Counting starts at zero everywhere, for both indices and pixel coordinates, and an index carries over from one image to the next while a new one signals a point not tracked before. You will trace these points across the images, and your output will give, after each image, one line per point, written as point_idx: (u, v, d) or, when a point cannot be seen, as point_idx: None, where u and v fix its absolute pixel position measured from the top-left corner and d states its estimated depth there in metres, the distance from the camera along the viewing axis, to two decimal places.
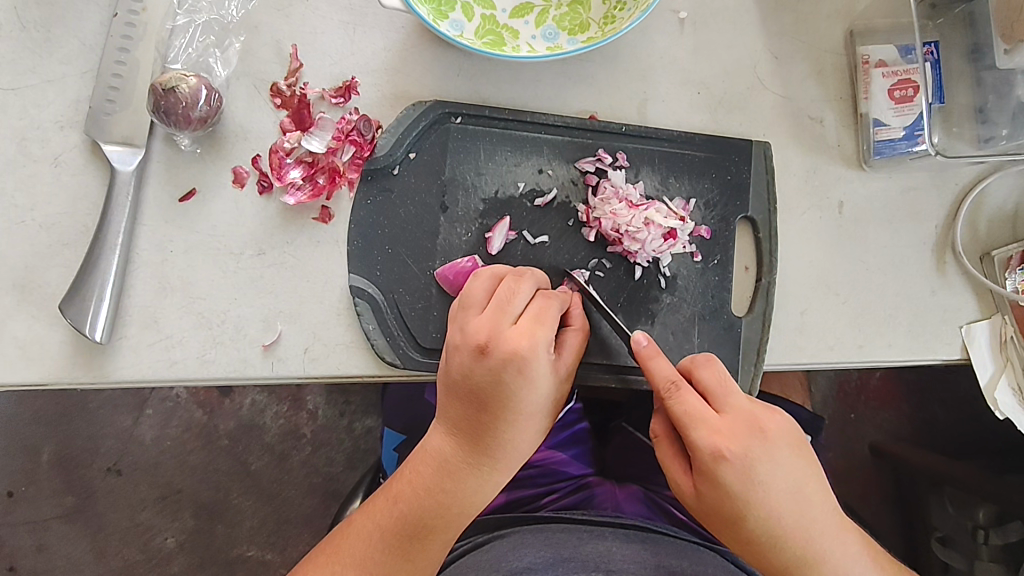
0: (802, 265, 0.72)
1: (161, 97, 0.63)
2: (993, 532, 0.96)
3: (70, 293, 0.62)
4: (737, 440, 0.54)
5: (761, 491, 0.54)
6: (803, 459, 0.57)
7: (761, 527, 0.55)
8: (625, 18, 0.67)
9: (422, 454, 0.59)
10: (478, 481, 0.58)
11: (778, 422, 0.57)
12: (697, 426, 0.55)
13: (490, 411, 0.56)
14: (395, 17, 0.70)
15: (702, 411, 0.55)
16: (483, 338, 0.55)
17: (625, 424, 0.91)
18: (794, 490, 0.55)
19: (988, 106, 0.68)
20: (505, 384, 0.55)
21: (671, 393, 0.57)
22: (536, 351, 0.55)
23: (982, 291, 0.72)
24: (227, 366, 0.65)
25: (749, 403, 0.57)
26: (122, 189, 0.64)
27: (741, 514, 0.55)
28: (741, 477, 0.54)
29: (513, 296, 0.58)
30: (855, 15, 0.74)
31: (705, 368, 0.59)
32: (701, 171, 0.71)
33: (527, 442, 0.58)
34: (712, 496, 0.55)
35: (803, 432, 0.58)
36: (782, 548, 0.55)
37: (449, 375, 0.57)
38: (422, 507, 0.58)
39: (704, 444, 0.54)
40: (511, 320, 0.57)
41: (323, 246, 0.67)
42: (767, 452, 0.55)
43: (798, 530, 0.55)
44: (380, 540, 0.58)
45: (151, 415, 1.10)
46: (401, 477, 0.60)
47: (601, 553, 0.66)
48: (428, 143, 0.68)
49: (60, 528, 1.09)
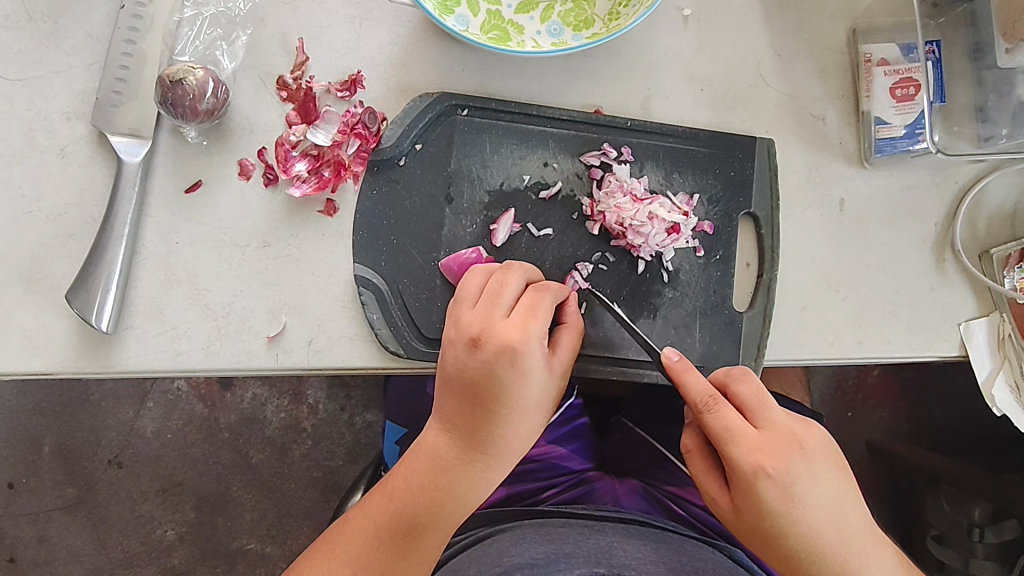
0: (803, 261, 0.72)
1: (168, 88, 0.63)
2: (989, 531, 0.99)
3: (76, 284, 0.63)
4: (778, 456, 0.55)
5: (800, 506, 0.55)
6: (840, 475, 0.58)
7: (800, 542, 0.56)
8: (629, 15, 0.68)
9: (415, 451, 0.60)
10: (470, 478, 0.58)
11: (816, 437, 0.58)
12: (735, 441, 0.55)
13: (482, 404, 0.56)
14: (401, 12, 0.70)
15: (741, 425, 0.56)
16: (476, 331, 0.56)
17: (625, 420, 0.92)
18: (831, 507, 0.57)
19: (988, 106, 0.68)
20: (498, 377, 0.55)
21: (709, 407, 0.57)
22: (528, 343, 0.56)
23: (981, 289, 0.73)
24: (232, 358, 0.66)
25: (786, 418, 0.58)
26: (129, 179, 0.64)
27: (781, 529, 0.56)
28: (782, 493, 0.55)
29: (506, 289, 0.59)
30: (857, 14, 0.74)
31: (741, 382, 0.60)
32: (704, 167, 0.71)
33: (521, 438, 0.58)
34: (753, 511, 0.56)
35: (838, 447, 0.59)
36: (822, 563, 0.57)
37: (444, 370, 0.57)
38: (415, 504, 0.58)
39: (744, 459, 0.55)
40: (504, 312, 0.57)
41: (328, 239, 0.67)
42: (807, 467, 0.56)
43: (837, 547, 0.57)
44: (375, 536, 0.59)
45: (152, 407, 1.11)
46: (394, 475, 0.60)
47: (602, 548, 0.67)
48: (435, 135, 0.68)
49: (62, 519, 1.10)
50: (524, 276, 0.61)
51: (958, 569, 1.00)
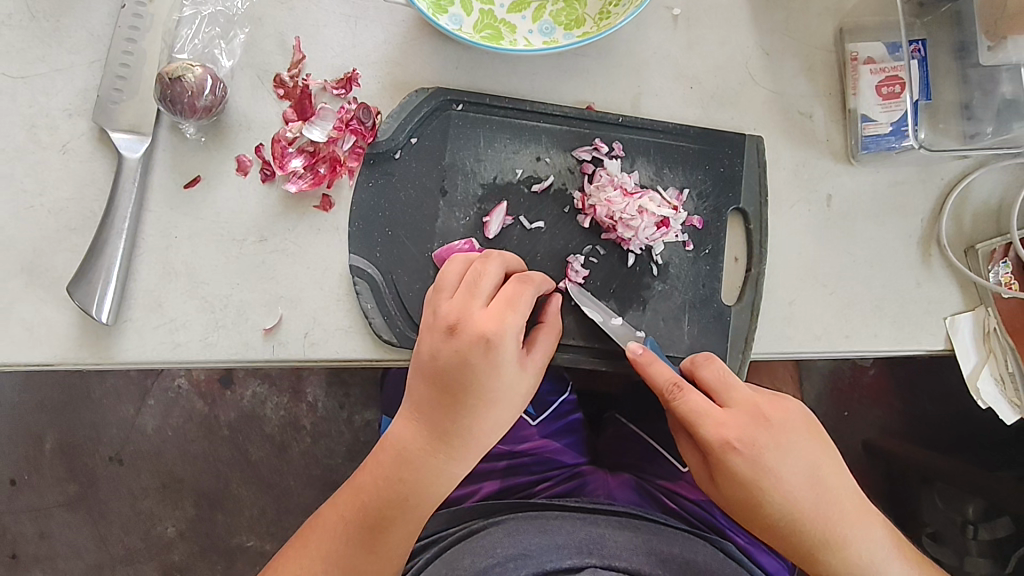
0: (790, 256, 0.73)
1: (167, 85, 0.65)
2: (982, 528, 1.00)
3: (77, 277, 0.64)
4: (741, 430, 0.59)
5: (773, 478, 0.59)
6: (813, 445, 0.61)
7: (779, 512, 0.60)
8: (619, 14, 0.69)
9: (383, 443, 0.61)
10: (436, 469, 0.59)
11: (785, 410, 0.62)
12: (701, 420, 0.59)
13: (451, 393, 0.57)
14: (395, 11, 0.71)
15: (704, 406, 0.59)
16: (453, 320, 0.57)
17: (619, 415, 0.93)
18: (807, 476, 0.60)
19: (974, 103, 0.70)
20: (469, 366, 0.57)
21: (673, 394, 0.60)
22: (504, 336, 0.57)
23: (967, 283, 0.74)
24: (229, 349, 0.67)
25: (752, 394, 0.62)
26: (129, 175, 0.66)
27: (757, 500, 0.59)
28: (751, 464, 0.58)
29: (484, 278, 0.59)
30: (844, 13, 0.75)
31: (705, 367, 0.64)
32: (694, 163, 0.73)
33: (489, 431, 0.60)
34: (726, 484, 0.60)
35: (813, 419, 0.63)
36: (803, 533, 0.60)
37: (419, 357, 0.59)
38: (382, 499, 0.59)
39: (710, 435, 0.59)
40: (482, 303, 0.58)
41: (323, 233, 0.69)
42: (773, 438, 0.60)
43: (817, 514, 0.60)
44: (344, 533, 0.60)
45: (153, 404, 1.12)
46: (363, 468, 0.62)
47: (595, 538, 0.68)
48: (430, 129, 0.70)
49: (62, 515, 1.11)
50: (503, 262, 0.62)
51: (951, 566, 1.02)
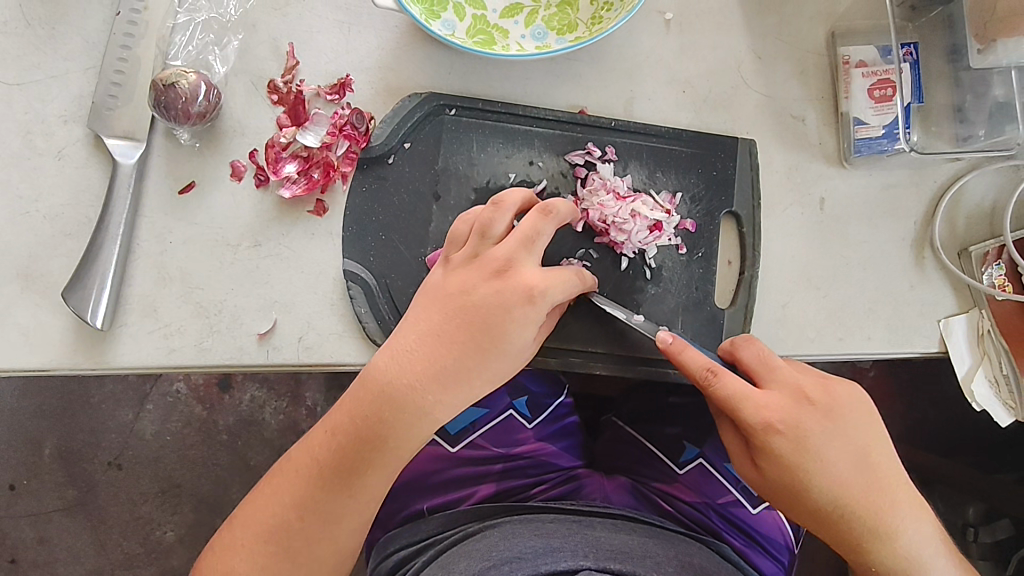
0: (783, 259, 0.73)
1: (161, 92, 0.65)
2: (982, 530, 1.03)
3: (72, 282, 0.65)
4: (786, 412, 0.59)
5: (819, 463, 0.59)
6: (861, 428, 0.61)
7: (826, 500, 0.60)
8: (611, 18, 0.70)
9: (365, 378, 0.58)
10: (421, 413, 0.57)
11: (833, 392, 0.61)
12: (743, 402, 0.59)
13: (470, 335, 0.57)
14: (388, 17, 0.72)
15: (744, 388, 0.59)
16: (502, 263, 0.59)
17: (615, 418, 0.93)
18: (855, 460, 0.60)
19: (966, 105, 0.71)
20: (501, 313, 0.57)
21: (708, 379, 0.61)
22: (547, 296, 0.59)
23: (961, 286, 0.74)
24: (223, 354, 0.67)
25: (795, 375, 0.62)
26: (123, 180, 0.66)
27: (802, 486, 0.59)
28: (796, 448, 0.59)
29: (542, 237, 0.60)
30: (837, 17, 0.76)
31: (745, 348, 0.65)
32: (687, 166, 0.73)
33: (485, 384, 0.59)
34: (771, 468, 0.60)
35: (863, 400, 0.63)
36: (852, 521, 0.60)
37: (447, 289, 0.59)
38: (360, 437, 0.57)
39: (754, 418, 0.59)
40: (534, 256, 0.60)
41: (317, 238, 0.69)
42: (819, 421, 0.60)
43: (866, 502, 0.60)
44: (318, 474, 0.58)
45: (152, 409, 1.12)
46: (340, 406, 0.59)
47: (590, 542, 0.67)
48: (423, 134, 0.70)
49: (62, 520, 1.12)
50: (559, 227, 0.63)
51: None
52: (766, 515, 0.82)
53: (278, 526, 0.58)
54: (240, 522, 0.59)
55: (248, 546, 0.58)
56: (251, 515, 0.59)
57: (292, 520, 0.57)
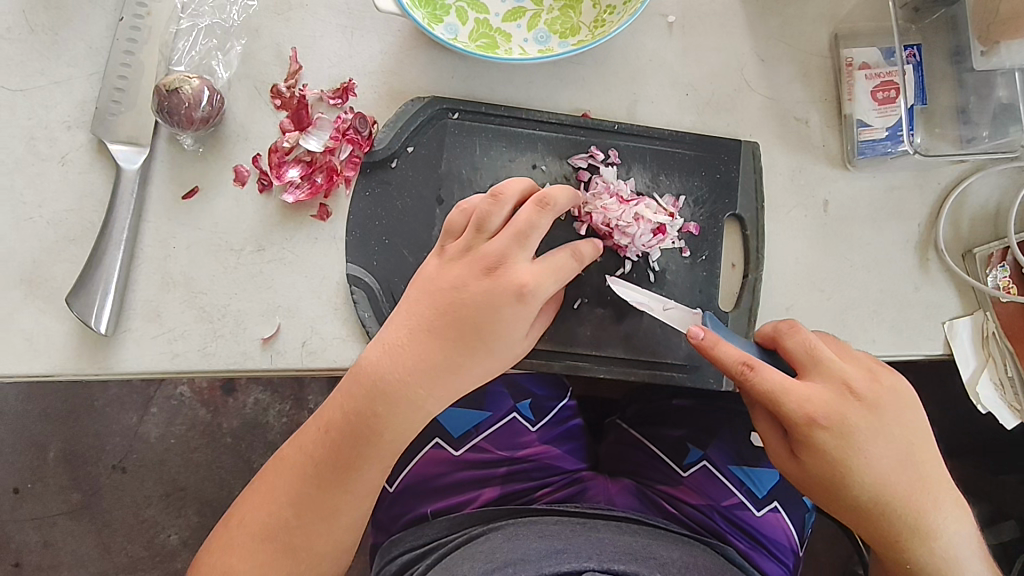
0: (787, 261, 0.73)
1: (164, 97, 0.65)
2: (988, 532, 1.03)
3: (76, 289, 0.65)
4: (832, 409, 0.59)
5: (862, 459, 0.59)
6: (904, 424, 0.61)
7: (867, 495, 0.60)
8: (614, 22, 0.70)
9: (355, 372, 0.58)
10: (412, 407, 0.58)
11: (879, 388, 0.61)
12: (788, 397, 0.58)
13: (460, 334, 0.57)
14: (391, 21, 0.72)
15: (787, 383, 0.59)
16: (492, 260, 0.58)
17: (621, 421, 0.92)
18: (898, 456, 0.60)
19: (970, 107, 0.71)
20: (491, 312, 0.57)
21: (746, 375, 0.59)
22: (536, 293, 0.58)
23: (966, 288, 0.74)
24: (227, 358, 0.67)
25: (842, 369, 0.61)
26: (127, 186, 0.67)
27: (844, 481, 0.60)
28: (840, 443, 0.59)
29: (536, 232, 0.59)
30: (839, 19, 0.75)
31: (790, 336, 0.63)
32: (691, 169, 0.73)
33: (476, 377, 0.59)
34: (812, 462, 0.60)
35: (907, 394, 0.62)
36: (891, 517, 0.60)
37: (440, 286, 0.59)
38: (352, 432, 0.57)
39: (798, 413, 0.58)
40: (525, 252, 0.59)
41: (321, 243, 0.69)
42: (865, 417, 0.59)
43: (907, 498, 0.60)
44: (312, 471, 0.58)
45: (156, 413, 1.13)
46: (330, 403, 0.59)
47: (593, 544, 0.67)
48: (426, 138, 0.70)
49: (66, 524, 1.12)
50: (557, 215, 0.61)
51: None
52: (769, 517, 0.81)
53: (275, 524, 0.58)
54: (238, 520, 0.59)
55: (245, 546, 0.58)
56: (250, 513, 0.59)
57: (290, 518, 0.58)
